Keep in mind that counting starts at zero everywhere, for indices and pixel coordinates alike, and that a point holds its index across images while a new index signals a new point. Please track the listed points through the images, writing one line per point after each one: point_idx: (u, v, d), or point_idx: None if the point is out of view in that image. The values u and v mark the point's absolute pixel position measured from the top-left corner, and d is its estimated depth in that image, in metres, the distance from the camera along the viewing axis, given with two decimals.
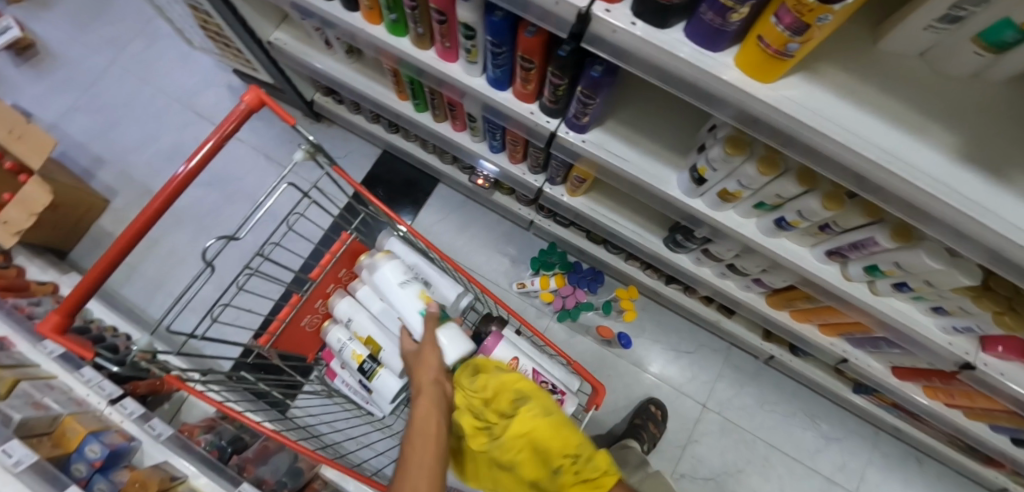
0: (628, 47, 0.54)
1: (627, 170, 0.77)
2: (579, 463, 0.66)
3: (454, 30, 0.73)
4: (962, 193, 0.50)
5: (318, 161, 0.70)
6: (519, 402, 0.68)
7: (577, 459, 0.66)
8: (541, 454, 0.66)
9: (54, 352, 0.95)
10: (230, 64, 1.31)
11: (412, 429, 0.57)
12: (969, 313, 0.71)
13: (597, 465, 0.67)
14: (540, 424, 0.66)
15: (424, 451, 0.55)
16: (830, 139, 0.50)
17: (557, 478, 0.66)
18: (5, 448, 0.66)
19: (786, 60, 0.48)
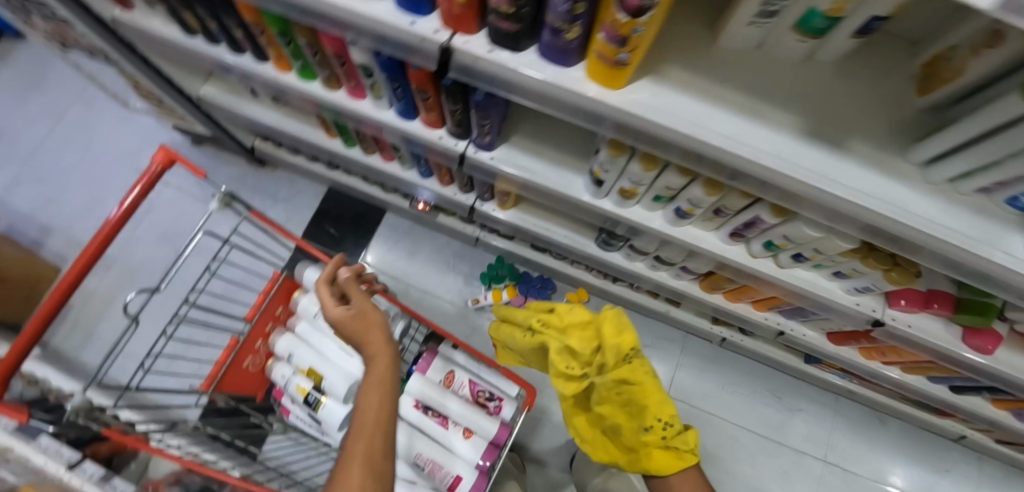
0: (491, 72, 0.59)
1: (535, 180, 0.82)
2: (668, 428, 0.90)
3: (354, 71, 0.78)
4: (805, 166, 0.55)
5: (234, 208, 0.73)
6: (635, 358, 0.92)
7: (667, 422, 0.90)
8: (636, 405, 0.90)
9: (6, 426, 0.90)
10: (169, 121, 1.35)
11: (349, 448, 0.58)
12: (863, 274, 0.76)
13: (686, 439, 0.91)
14: (648, 389, 0.91)
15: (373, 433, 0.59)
16: (679, 134, 0.55)
17: (644, 435, 0.91)
18: None
19: (625, 69, 0.53)
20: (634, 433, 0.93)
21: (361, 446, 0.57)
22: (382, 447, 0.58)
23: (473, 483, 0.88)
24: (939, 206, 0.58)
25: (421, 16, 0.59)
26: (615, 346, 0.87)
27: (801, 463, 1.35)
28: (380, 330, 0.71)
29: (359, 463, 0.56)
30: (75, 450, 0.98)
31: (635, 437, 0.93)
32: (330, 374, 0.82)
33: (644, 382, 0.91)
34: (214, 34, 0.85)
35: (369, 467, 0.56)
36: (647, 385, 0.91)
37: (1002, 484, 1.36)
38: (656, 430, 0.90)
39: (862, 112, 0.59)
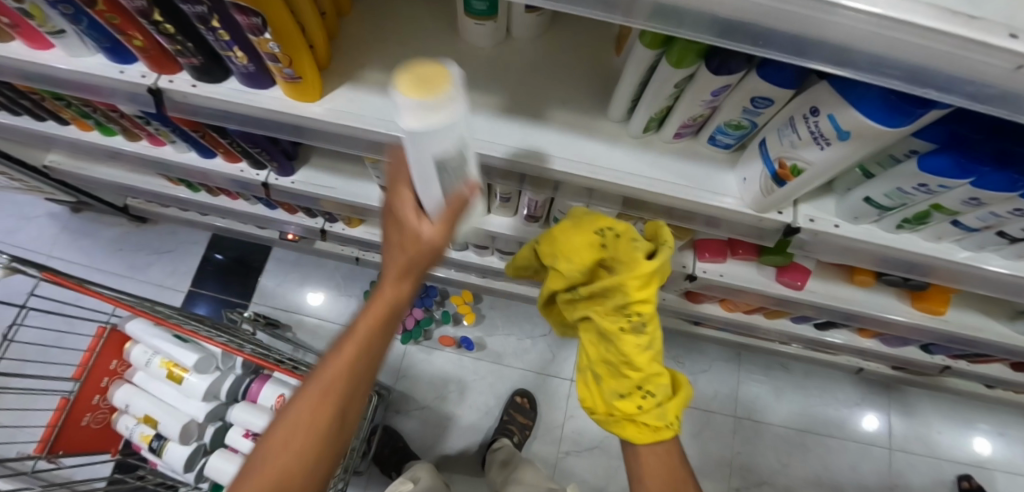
0: (207, 104, 0.61)
1: (334, 196, 0.84)
2: (649, 402, 0.60)
3: (136, 122, 0.80)
4: (502, 143, 0.58)
5: (25, 272, 0.75)
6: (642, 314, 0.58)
7: (648, 393, 0.60)
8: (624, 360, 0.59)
9: None
10: (37, 194, 1.36)
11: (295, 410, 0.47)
12: (653, 233, 0.80)
13: (666, 413, 0.61)
14: (642, 358, 0.59)
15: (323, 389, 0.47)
16: (378, 132, 0.57)
17: (617, 399, 0.61)
18: None
19: (307, 82, 0.56)
20: (607, 392, 0.63)
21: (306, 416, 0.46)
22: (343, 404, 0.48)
23: None
24: (649, 158, 0.61)
25: (130, 64, 0.62)
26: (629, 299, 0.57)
27: (709, 422, 1.37)
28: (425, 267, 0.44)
29: (301, 438, 0.46)
30: None
31: (608, 404, 0.63)
32: (164, 418, 0.83)
33: (632, 347, 0.58)
34: (7, 105, 0.86)
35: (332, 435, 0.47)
36: (638, 355, 0.59)
37: (906, 407, 1.40)
38: (635, 396, 0.61)
39: (562, 80, 0.62)
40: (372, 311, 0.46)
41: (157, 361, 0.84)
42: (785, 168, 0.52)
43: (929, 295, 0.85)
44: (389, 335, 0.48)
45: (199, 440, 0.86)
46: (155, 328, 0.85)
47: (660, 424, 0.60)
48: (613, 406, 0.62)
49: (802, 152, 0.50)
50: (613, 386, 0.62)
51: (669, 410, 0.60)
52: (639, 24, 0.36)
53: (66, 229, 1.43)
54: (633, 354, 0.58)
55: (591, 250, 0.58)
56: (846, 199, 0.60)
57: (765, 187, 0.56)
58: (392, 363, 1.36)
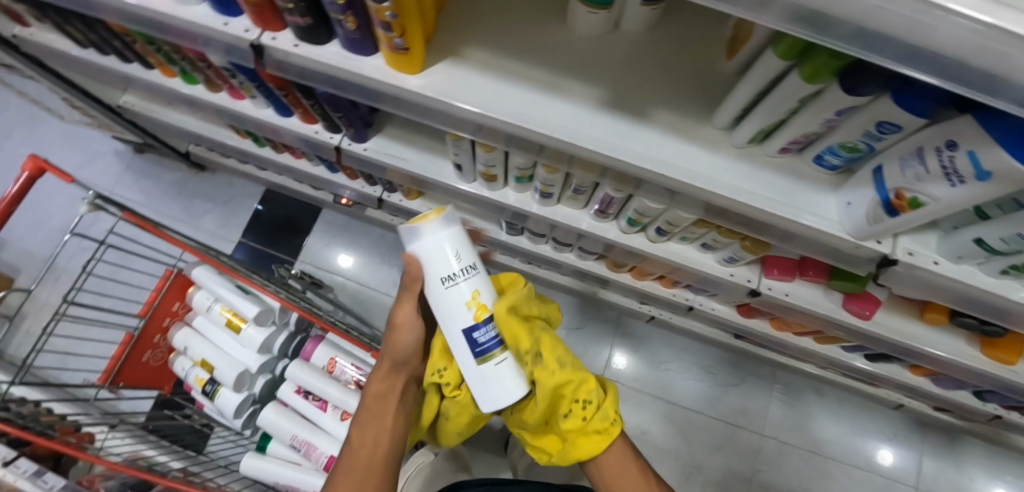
0: (306, 66, 0.61)
1: (405, 168, 0.84)
2: (588, 409, 0.64)
3: (222, 74, 0.81)
4: (603, 138, 0.57)
5: (107, 210, 0.77)
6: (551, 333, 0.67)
7: (587, 402, 0.64)
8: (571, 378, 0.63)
9: None
10: (106, 132, 1.40)
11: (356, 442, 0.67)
12: (725, 244, 0.77)
13: (607, 413, 0.65)
14: (568, 377, 0.62)
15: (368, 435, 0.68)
16: (475, 113, 0.57)
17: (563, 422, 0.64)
18: None
19: (412, 54, 0.54)
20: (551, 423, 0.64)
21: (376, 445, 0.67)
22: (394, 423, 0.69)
23: None
24: (749, 168, 0.59)
25: (234, 17, 0.62)
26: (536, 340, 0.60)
27: (734, 436, 1.36)
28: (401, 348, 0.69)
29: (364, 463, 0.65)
30: (14, 448, 1.04)
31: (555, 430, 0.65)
32: (221, 365, 0.86)
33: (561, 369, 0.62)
34: (99, 44, 0.88)
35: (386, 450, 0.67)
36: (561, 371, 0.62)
37: (940, 449, 1.36)
38: (576, 411, 0.64)
39: (666, 78, 0.60)
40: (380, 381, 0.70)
41: (218, 308, 0.87)
42: (902, 198, 0.50)
43: (1003, 343, 0.81)
44: (396, 393, 0.70)
45: (250, 390, 0.89)
46: (218, 276, 0.87)
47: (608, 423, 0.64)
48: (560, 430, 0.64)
49: (928, 187, 0.47)
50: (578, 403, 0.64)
51: (609, 409, 0.65)
52: (772, 24, 0.33)
53: (130, 169, 1.48)
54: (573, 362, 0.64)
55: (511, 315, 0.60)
56: (952, 236, 0.57)
57: (873, 215, 0.53)
58: None
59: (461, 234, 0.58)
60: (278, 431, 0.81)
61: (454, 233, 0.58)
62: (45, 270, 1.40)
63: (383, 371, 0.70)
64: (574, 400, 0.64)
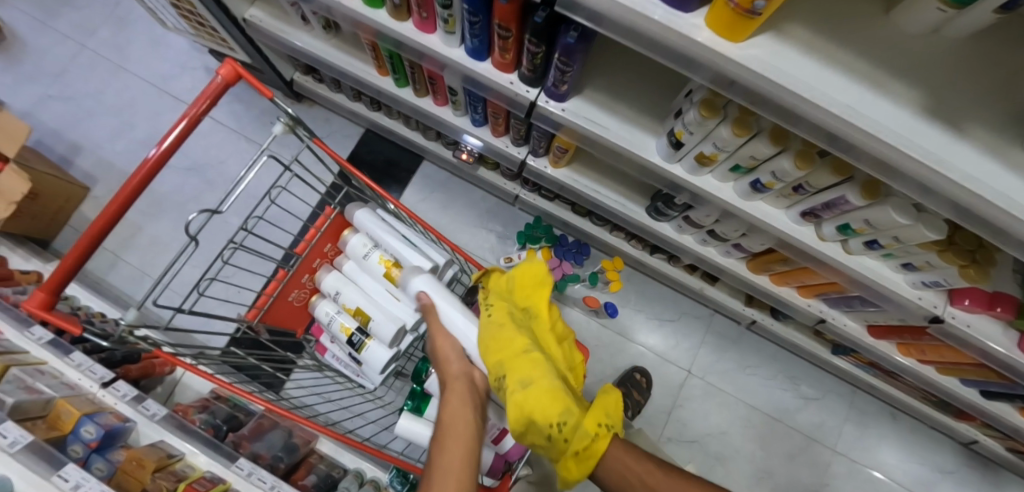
0: (601, 10, 0.54)
1: (606, 137, 0.78)
2: (567, 431, 0.61)
3: (431, 1, 0.73)
4: (924, 146, 0.52)
5: (297, 134, 0.70)
6: (517, 376, 0.62)
7: (561, 426, 0.60)
8: (529, 418, 0.61)
9: (83, 365, 0.94)
10: (207, 44, 1.28)
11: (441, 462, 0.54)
12: (936, 267, 0.74)
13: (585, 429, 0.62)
14: (539, 402, 0.61)
15: (450, 451, 0.55)
16: (799, 96, 0.51)
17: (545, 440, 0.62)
18: (62, 473, 0.69)
19: (755, 20, 0.48)
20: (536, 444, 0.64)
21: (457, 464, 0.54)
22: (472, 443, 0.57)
23: None
24: None
25: None
26: (501, 365, 0.64)
27: (808, 448, 1.38)
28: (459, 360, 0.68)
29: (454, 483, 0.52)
30: (109, 370, 0.99)
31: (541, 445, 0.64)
32: (377, 317, 0.80)
33: (522, 394, 0.61)
34: None
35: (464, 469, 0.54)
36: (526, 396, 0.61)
37: (998, 485, 1.40)
38: (556, 438, 0.61)
39: (983, 96, 0.56)
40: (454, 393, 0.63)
41: (377, 256, 0.81)
42: None
43: None
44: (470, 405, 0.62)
45: (397, 347, 0.83)
46: (382, 222, 0.81)
47: (590, 440, 0.62)
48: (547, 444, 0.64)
49: None
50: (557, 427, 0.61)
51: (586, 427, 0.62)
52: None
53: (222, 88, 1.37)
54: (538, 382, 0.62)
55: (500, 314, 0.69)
56: None
57: None
58: None
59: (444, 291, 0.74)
60: None
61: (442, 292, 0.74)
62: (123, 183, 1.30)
63: (455, 390, 0.64)
64: (552, 429, 0.60)
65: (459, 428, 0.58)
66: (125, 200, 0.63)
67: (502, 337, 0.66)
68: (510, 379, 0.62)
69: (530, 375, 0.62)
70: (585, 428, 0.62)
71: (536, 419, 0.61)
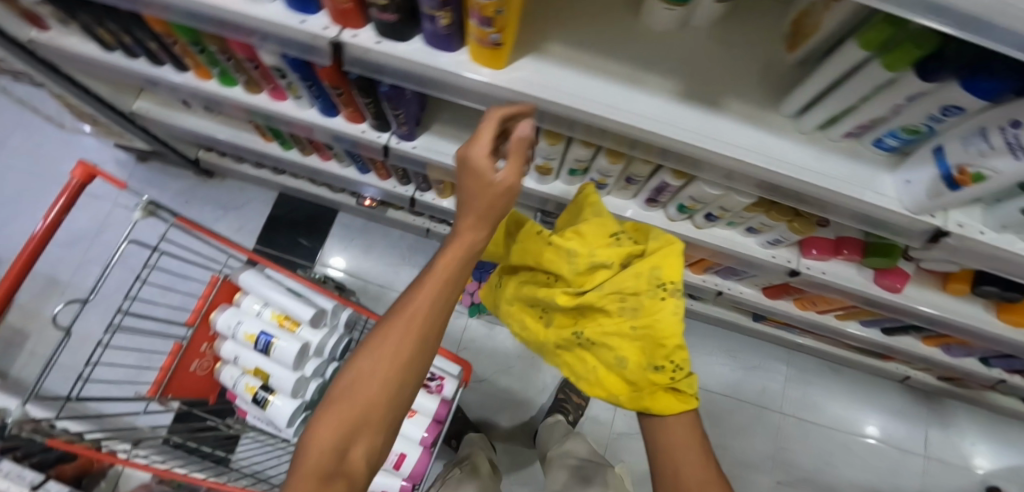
0: (382, 63, 0.62)
1: (456, 165, 0.85)
2: (677, 373, 0.67)
3: (270, 74, 0.80)
4: (682, 128, 0.59)
5: (160, 216, 0.75)
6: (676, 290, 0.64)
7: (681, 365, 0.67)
8: (652, 333, 0.64)
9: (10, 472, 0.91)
10: (109, 140, 1.34)
11: (381, 341, 0.50)
12: (771, 227, 0.81)
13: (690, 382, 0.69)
14: (673, 332, 0.64)
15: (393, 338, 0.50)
16: (560, 105, 0.58)
17: (651, 373, 0.66)
18: None
19: (502, 49, 0.56)
20: (637, 368, 0.67)
21: (396, 343, 0.50)
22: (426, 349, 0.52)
23: (417, 462, 0.93)
24: (812, 152, 0.63)
25: (311, 15, 0.61)
26: (652, 279, 0.63)
27: (757, 416, 1.42)
28: (501, 207, 0.52)
29: (386, 363, 0.49)
30: (38, 472, 0.98)
31: (637, 372, 0.67)
32: (276, 372, 0.84)
33: (668, 315, 0.63)
34: (130, 47, 0.86)
35: (403, 382, 0.51)
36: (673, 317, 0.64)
37: (946, 416, 1.45)
38: (667, 371, 0.66)
39: (733, 73, 0.63)
40: (445, 261, 0.51)
41: (270, 312, 0.85)
42: (965, 174, 0.54)
43: (1018, 308, 0.89)
44: (459, 277, 0.52)
45: (303, 396, 0.87)
46: (268, 281, 0.86)
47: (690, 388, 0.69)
48: (642, 377, 0.67)
49: (992, 161, 0.51)
50: (672, 360, 0.66)
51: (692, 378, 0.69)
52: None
53: (133, 177, 1.43)
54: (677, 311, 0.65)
55: (603, 238, 0.68)
56: (994, 209, 0.63)
57: (933, 189, 0.58)
58: (454, 335, 1.40)
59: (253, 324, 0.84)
60: None
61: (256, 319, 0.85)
62: (48, 285, 1.34)
63: (447, 259, 0.51)
64: (670, 361, 0.65)
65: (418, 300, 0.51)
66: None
67: (653, 261, 0.64)
68: (644, 298, 0.64)
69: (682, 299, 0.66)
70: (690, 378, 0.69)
71: (659, 344, 0.64)
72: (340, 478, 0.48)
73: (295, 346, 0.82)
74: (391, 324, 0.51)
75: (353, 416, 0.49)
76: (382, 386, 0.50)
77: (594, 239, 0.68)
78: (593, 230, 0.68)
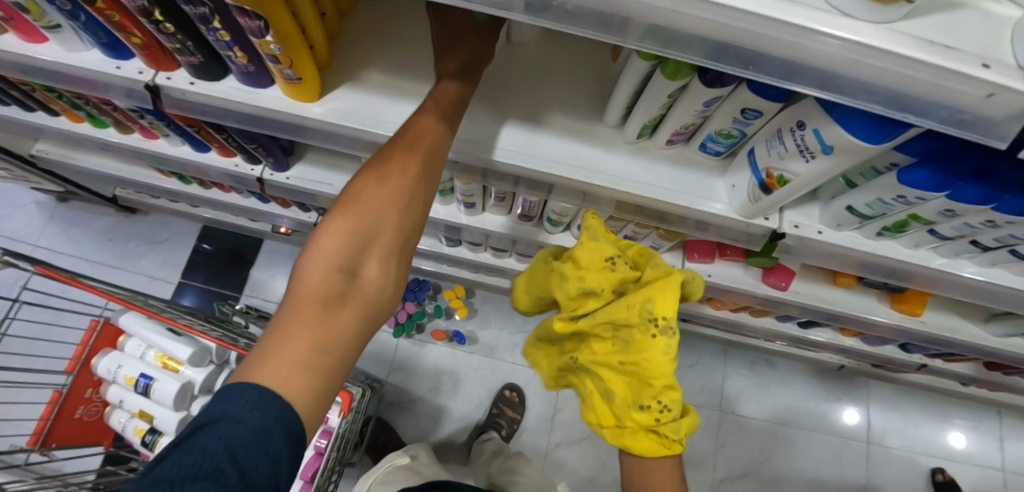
0: (205, 102, 0.62)
1: (330, 192, 0.85)
2: (666, 417, 0.59)
3: (130, 115, 0.80)
4: (501, 147, 0.60)
5: (19, 266, 0.75)
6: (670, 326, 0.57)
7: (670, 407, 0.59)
8: (636, 371, 0.59)
9: None
10: (23, 183, 1.33)
11: (360, 191, 0.45)
12: (643, 234, 0.82)
13: (679, 427, 0.60)
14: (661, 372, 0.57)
15: (374, 191, 0.45)
16: (376, 133, 0.58)
17: (637, 413, 0.60)
18: None
19: (305, 83, 0.56)
20: (623, 404, 0.61)
21: (389, 187, 0.46)
22: (421, 187, 0.48)
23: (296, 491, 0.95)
24: (642, 162, 0.63)
25: (127, 60, 0.62)
26: (641, 309, 0.57)
27: (695, 415, 1.42)
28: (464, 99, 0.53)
29: (382, 203, 0.45)
30: None
31: (622, 410, 0.61)
32: (160, 413, 0.83)
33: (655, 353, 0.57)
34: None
35: (398, 221, 0.46)
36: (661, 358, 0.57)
37: (883, 401, 1.47)
38: (652, 411, 0.59)
39: (558, 88, 0.63)
40: (426, 127, 0.49)
41: (152, 353, 0.85)
42: (772, 177, 0.54)
43: (907, 297, 0.89)
44: (441, 151, 0.50)
45: None
46: (150, 321, 0.86)
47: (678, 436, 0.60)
48: (626, 414, 0.61)
49: (789, 164, 0.52)
50: (657, 403, 0.59)
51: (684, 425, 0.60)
52: (633, 44, 0.38)
53: (53, 219, 1.42)
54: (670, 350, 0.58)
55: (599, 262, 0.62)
56: (830, 206, 0.63)
57: (753, 194, 0.58)
58: (385, 356, 1.39)
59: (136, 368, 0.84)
60: None
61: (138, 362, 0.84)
62: None
63: (425, 127, 0.49)
64: (656, 404, 0.59)
65: (404, 154, 0.47)
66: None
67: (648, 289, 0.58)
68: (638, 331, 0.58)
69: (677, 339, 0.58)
70: (683, 426, 0.60)
71: (646, 383, 0.58)
72: (350, 302, 0.41)
73: (174, 386, 0.81)
74: (390, 156, 0.47)
75: (354, 242, 0.43)
76: (350, 242, 0.43)
77: (594, 259, 0.62)
78: (597, 249, 0.62)
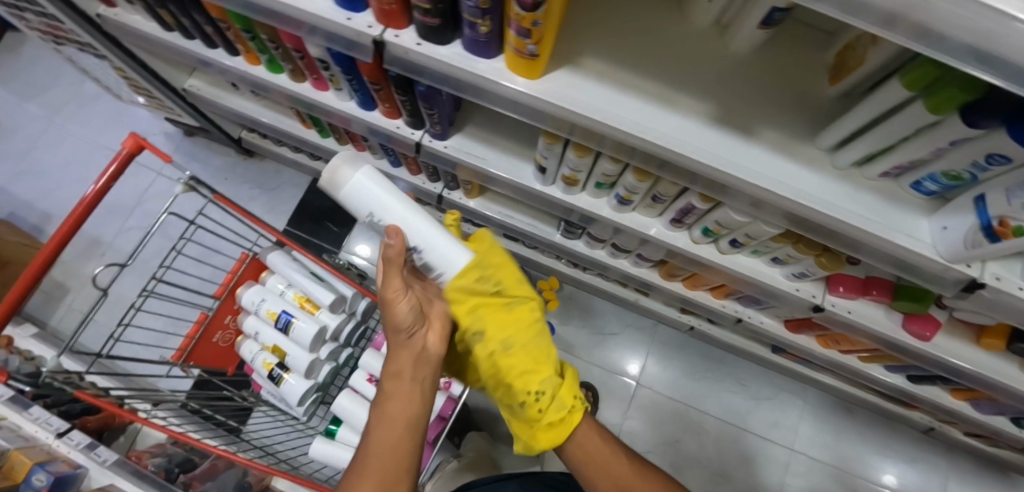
0: (421, 63, 0.64)
1: (484, 167, 0.87)
2: (544, 399, 0.68)
3: (314, 65, 0.83)
4: (707, 149, 0.59)
5: (199, 191, 0.79)
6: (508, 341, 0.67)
7: (542, 394, 0.68)
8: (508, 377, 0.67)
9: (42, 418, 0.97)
10: (160, 114, 1.41)
11: (371, 434, 0.61)
12: (798, 259, 0.80)
13: (562, 400, 0.70)
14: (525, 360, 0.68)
15: (385, 423, 0.61)
16: (592, 120, 0.58)
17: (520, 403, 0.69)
18: None
19: (538, 60, 0.57)
20: (510, 394, 0.70)
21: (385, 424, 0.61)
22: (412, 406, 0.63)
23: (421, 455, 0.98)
24: (844, 187, 0.62)
25: (357, 12, 0.64)
26: (482, 322, 0.66)
27: (764, 449, 1.39)
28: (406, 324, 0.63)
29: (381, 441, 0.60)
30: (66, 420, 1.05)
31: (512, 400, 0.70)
32: (292, 351, 0.87)
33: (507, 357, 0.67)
34: (189, 28, 0.91)
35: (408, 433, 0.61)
36: (509, 357, 0.67)
37: (963, 473, 1.40)
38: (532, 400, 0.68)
39: (767, 100, 0.63)
40: (398, 353, 0.64)
41: (292, 294, 0.89)
42: (1006, 226, 0.51)
43: None
44: (417, 367, 0.65)
45: (316, 377, 0.90)
46: (293, 263, 0.90)
47: (566, 413, 0.69)
48: (518, 405, 0.70)
49: None
50: (538, 387, 0.68)
51: (563, 398, 0.70)
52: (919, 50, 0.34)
53: (179, 151, 1.50)
54: (523, 349, 0.68)
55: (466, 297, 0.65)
56: None
57: (971, 239, 0.55)
58: None
59: (276, 305, 0.88)
60: (347, 416, 0.85)
61: (278, 299, 0.88)
62: (90, 245, 1.43)
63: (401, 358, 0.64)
64: (530, 392, 0.67)
65: (393, 400, 0.62)
66: (51, 253, 0.77)
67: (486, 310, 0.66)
68: (496, 341, 0.67)
69: (518, 338, 0.68)
70: (563, 399, 0.70)
71: (526, 375, 0.68)
72: None
73: (313, 328, 0.85)
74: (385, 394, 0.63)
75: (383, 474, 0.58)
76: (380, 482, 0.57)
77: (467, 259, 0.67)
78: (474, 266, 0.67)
